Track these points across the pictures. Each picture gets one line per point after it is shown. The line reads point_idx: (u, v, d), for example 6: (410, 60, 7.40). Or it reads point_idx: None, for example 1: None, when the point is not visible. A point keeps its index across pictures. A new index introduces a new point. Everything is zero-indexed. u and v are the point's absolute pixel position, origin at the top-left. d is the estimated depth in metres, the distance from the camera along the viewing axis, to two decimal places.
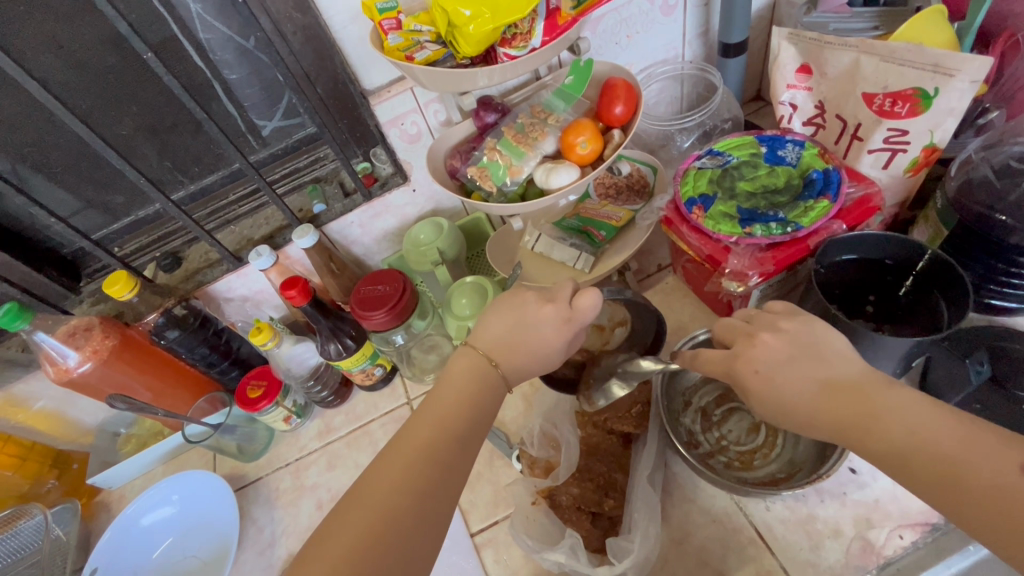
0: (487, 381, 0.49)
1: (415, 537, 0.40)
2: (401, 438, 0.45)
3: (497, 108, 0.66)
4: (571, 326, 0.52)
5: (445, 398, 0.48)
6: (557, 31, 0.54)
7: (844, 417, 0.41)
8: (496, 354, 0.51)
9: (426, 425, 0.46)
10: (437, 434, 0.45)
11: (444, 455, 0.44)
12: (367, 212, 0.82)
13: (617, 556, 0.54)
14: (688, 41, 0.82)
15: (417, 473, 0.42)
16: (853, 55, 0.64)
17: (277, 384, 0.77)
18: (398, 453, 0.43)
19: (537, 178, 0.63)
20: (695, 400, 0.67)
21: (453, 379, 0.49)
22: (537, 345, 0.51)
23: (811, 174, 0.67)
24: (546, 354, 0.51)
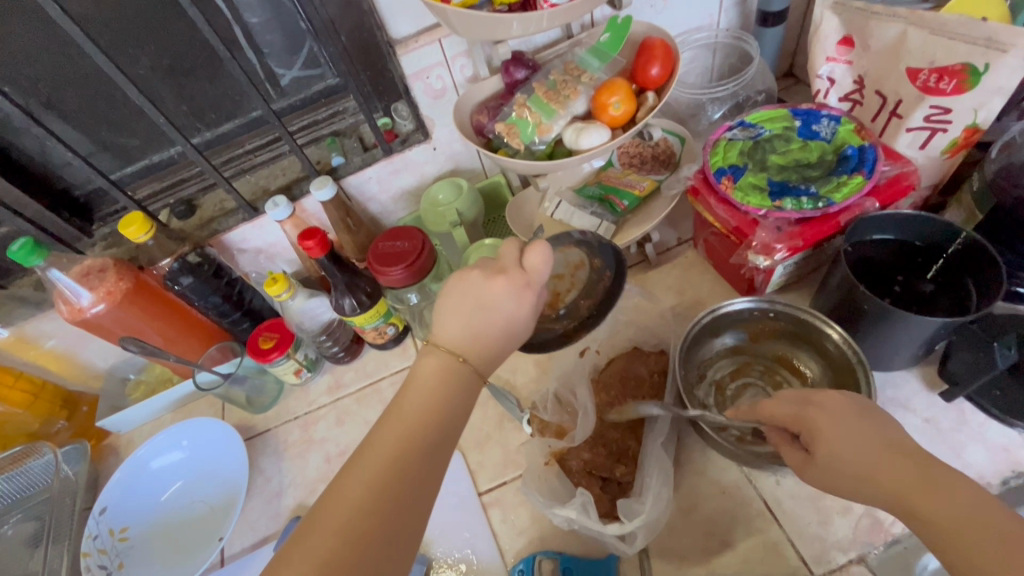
0: (458, 379, 0.47)
1: (384, 557, 0.38)
2: (368, 451, 0.42)
3: (527, 65, 0.64)
4: (532, 289, 0.50)
5: (415, 405, 0.45)
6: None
7: (904, 481, 0.39)
8: (465, 349, 0.48)
9: (397, 433, 0.43)
10: (408, 445, 0.43)
11: (416, 467, 0.42)
12: (386, 168, 0.81)
13: (627, 516, 0.54)
14: (724, 9, 0.79)
15: (388, 487, 0.40)
16: (901, 27, 0.62)
17: (289, 336, 0.76)
18: (366, 464, 0.41)
19: (566, 138, 0.61)
20: (710, 373, 0.67)
21: (421, 380, 0.46)
22: (504, 322, 0.49)
23: (847, 151, 0.65)
24: (523, 330, 0.50)
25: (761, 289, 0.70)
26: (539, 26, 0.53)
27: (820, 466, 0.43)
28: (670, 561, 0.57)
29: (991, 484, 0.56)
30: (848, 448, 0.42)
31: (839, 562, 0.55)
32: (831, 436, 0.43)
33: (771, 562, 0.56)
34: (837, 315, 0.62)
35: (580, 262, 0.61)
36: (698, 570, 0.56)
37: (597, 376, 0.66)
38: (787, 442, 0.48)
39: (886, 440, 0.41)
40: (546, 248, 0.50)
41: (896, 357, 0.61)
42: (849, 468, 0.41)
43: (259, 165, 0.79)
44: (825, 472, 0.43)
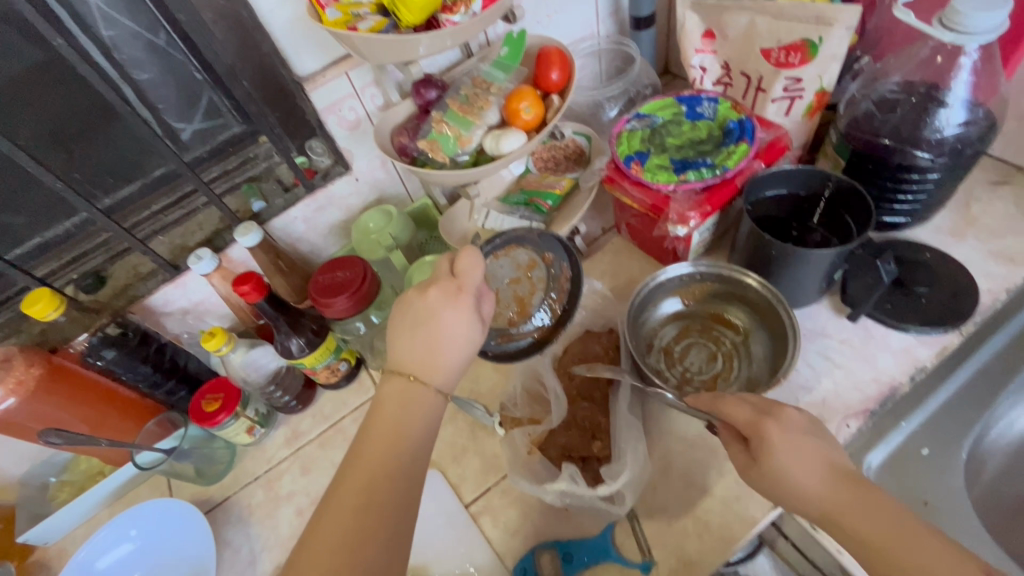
0: (415, 398, 0.49)
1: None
2: (340, 485, 0.44)
3: (437, 84, 0.67)
4: (466, 293, 0.53)
5: (378, 433, 0.47)
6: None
7: (841, 497, 0.43)
8: (416, 368, 0.50)
9: (364, 462, 0.45)
10: (376, 471, 0.44)
11: (388, 492, 0.44)
12: (311, 206, 0.80)
13: (612, 477, 0.59)
14: (601, 19, 0.88)
15: (362, 516, 0.42)
16: (749, 16, 0.73)
17: (235, 394, 0.72)
18: (341, 497, 0.43)
19: (487, 146, 0.65)
20: (658, 341, 0.73)
21: (383, 406, 0.48)
22: (454, 337, 0.51)
23: (729, 125, 0.75)
24: (474, 336, 0.52)
25: (683, 258, 0.77)
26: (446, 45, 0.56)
27: (767, 473, 0.47)
28: (660, 519, 0.61)
29: (902, 381, 0.65)
30: (797, 460, 0.46)
31: None
32: (783, 445, 0.46)
33: (746, 497, 0.60)
34: (754, 266, 0.69)
35: (536, 264, 0.70)
36: (685, 520, 0.60)
37: (558, 363, 0.69)
38: (734, 444, 0.51)
39: (831, 460, 0.46)
40: (475, 254, 0.54)
41: (805, 292, 0.69)
42: (798, 479, 0.45)
43: (171, 223, 0.74)
44: (767, 477, 0.47)
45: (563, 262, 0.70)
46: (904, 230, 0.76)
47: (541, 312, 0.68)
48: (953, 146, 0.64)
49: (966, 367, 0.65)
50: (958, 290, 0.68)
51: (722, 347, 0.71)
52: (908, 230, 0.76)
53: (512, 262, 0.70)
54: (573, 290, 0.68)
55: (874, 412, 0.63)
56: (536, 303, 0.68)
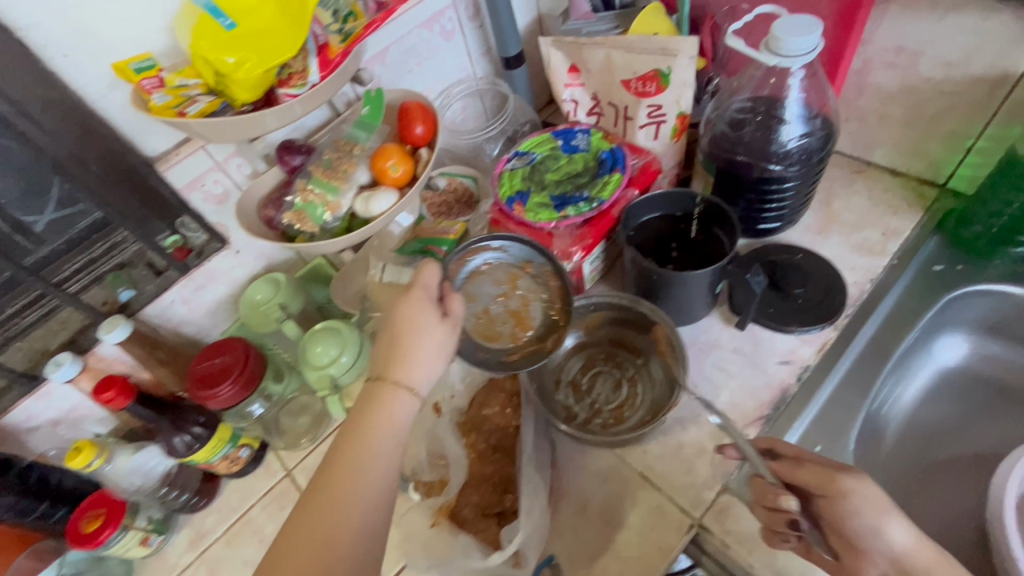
0: (402, 408, 0.49)
1: None
2: (309, 503, 0.43)
3: (301, 150, 0.65)
4: (423, 297, 0.54)
5: (351, 449, 0.46)
6: (331, 68, 0.53)
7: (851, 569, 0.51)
8: (405, 376, 0.50)
9: (331, 475, 0.44)
10: (341, 487, 0.43)
11: (368, 518, 0.43)
12: (189, 286, 0.76)
13: (510, 538, 0.57)
14: (474, 60, 0.90)
15: (322, 553, 0.40)
16: (604, 51, 0.76)
17: (120, 505, 0.65)
18: (308, 518, 0.42)
19: (357, 209, 0.63)
20: (565, 376, 0.73)
21: (363, 419, 0.48)
22: (424, 333, 0.52)
23: (602, 155, 0.77)
24: (433, 340, 0.52)
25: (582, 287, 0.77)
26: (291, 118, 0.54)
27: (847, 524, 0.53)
28: (581, 563, 0.60)
29: (791, 383, 0.68)
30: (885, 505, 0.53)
31: (710, 498, 0.62)
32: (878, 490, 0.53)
33: (660, 524, 0.61)
34: (642, 290, 0.71)
35: (518, 273, 0.64)
36: (605, 559, 0.60)
37: (462, 419, 0.67)
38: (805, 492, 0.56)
39: None
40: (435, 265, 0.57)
41: (694, 305, 0.71)
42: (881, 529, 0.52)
43: (28, 327, 0.65)
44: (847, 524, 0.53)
45: (543, 261, 0.64)
46: (778, 234, 0.80)
47: (540, 321, 0.63)
48: (799, 156, 0.69)
49: (845, 359, 0.70)
50: (829, 287, 0.73)
51: (625, 371, 0.73)
52: (781, 233, 0.80)
53: (495, 274, 0.64)
54: (563, 288, 0.63)
55: (769, 418, 0.66)
56: (534, 314, 0.64)
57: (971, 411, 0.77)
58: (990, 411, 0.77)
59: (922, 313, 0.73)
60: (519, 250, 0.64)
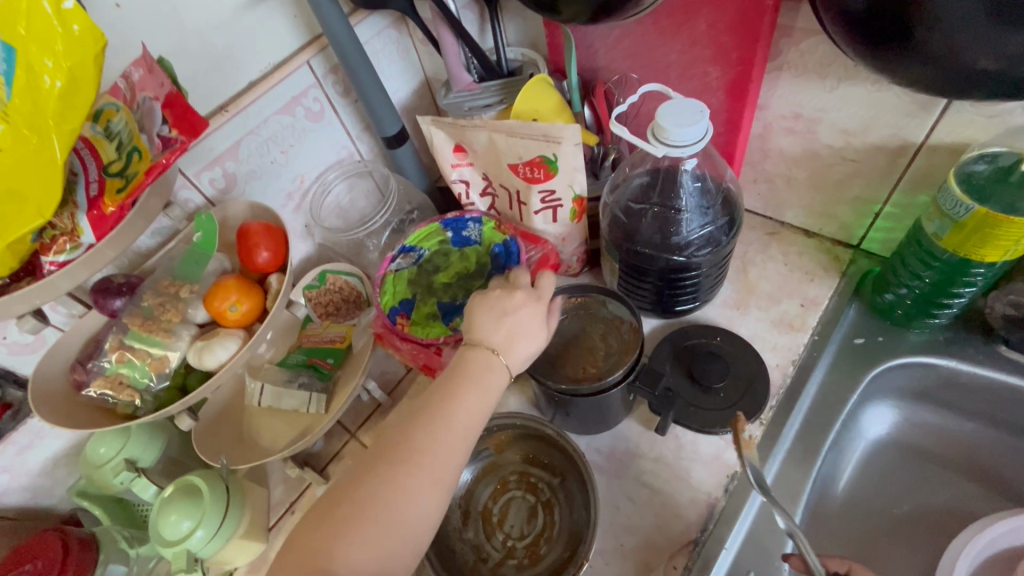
0: (484, 368, 0.49)
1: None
2: (381, 458, 0.44)
3: (119, 291, 0.53)
4: (541, 301, 0.54)
5: (437, 406, 0.47)
6: (107, 225, 0.43)
7: None
8: (498, 341, 0.50)
9: (386, 474, 0.43)
10: (420, 456, 0.44)
11: (405, 480, 0.43)
12: (10, 450, 0.61)
13: None
14: (357, 137, 0.81)
15: (342, 521, 0.42)
16: (486, 133, 0.67)
17: None
18: (357, 492, 0.43)
19: (191, 359, 0.53)
20: (473, 506, 0.64)
21: (455, 374, 0.48)
22: (519, 335, 0.51)
23: (495, 249, 0.69)
24: (518, 340, 0.51)
25: None
26: (66, 289, 0.43)
27: None
28: None
29: (717, 496, 0.61)
30: None
31: None
32: None
33: None
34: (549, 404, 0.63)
35: (608, 330, 0.65)
36: None
37: None
38: None
39: None
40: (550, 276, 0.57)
41: (610, 411, 0.64)
42: None
43: None
44: None
45: (627, 318, 0.64)
46: (695, 312, 0.74)
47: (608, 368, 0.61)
48: (703, 242, 0.63)
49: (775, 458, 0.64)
50: (750, 378, 0.67)
51: (541, 496, 0.63)
52: (697, 311, 0.75)
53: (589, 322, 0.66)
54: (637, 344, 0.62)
55: (697, 542, 0.59)
56: (604, 362, 0.62)
57: (908, 485, 0.72)
58: (927, 482, 0.71)
59: (847, 396, 0.69)
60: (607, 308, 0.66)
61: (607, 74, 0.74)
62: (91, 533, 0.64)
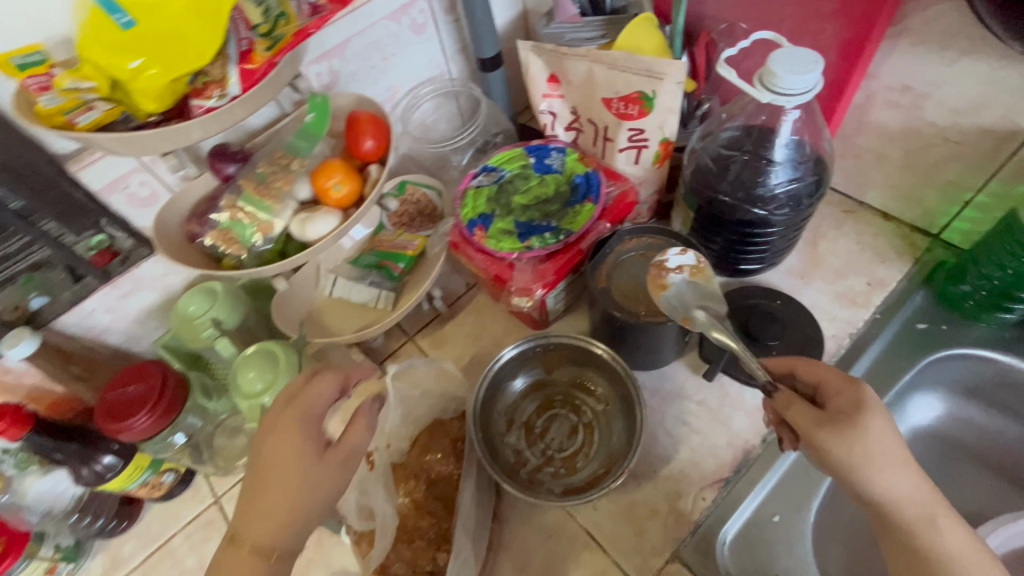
0: (290, 434, 0.47)
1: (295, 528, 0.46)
2: (264, 471, 0.46)
3: (234, 157, 0.58)
4: (320, 375, 0.51)
5: (264, 469, 0.46)
6: (253, 80, 0.46)
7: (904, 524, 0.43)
8: (293, 405, 0.49)
9: (260, 500, 0.46)
10: (269, 497, 0.46)
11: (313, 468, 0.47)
12: (113, 293, 0.69)
13: None
14: (449, 57, 0.82)
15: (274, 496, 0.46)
16: (587, 64, 0.69)
17: (23, 536, 0.61)
18: (272, 488, 0.46)
19: (293, 230, 0.57)
20: (518, 417, 0.67)
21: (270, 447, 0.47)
22: (283, 432, 0.47)
23: (576, 179, 0.70)
24: (288, 418, 0.48)
25: (542, 321, 0.72)
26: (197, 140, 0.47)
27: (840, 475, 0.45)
28: None
29: (755, 443, 0.64)
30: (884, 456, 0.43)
31: (658, 565, 0.58)
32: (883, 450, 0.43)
33: None
34: (608, 332, 0.65)
35: None
36: None
37: (399, 461, 0.62)
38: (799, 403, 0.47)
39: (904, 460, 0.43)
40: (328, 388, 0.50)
41: (665, 349, 0.66)
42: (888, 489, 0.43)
43: None
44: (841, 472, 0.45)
45: None
46: (759, 275, 0.75)
47: None
48: (787, 200, 0.63)
49: None
50: (806, 341, 0.68)
51: (583, 417, 0.67)
52: (761, 274, 0.75)
53: (656, 262, 0.65)
54: None
55: (729, 481, 0.62)
56: None
57: (942, 473, 0.72)
58: (962, 474, 0.72)
59: (900, 376, 0.69)
60: (677, 251, 0.65)
61: (714, 23, 0.73)
62: (183, 377, 0.65)
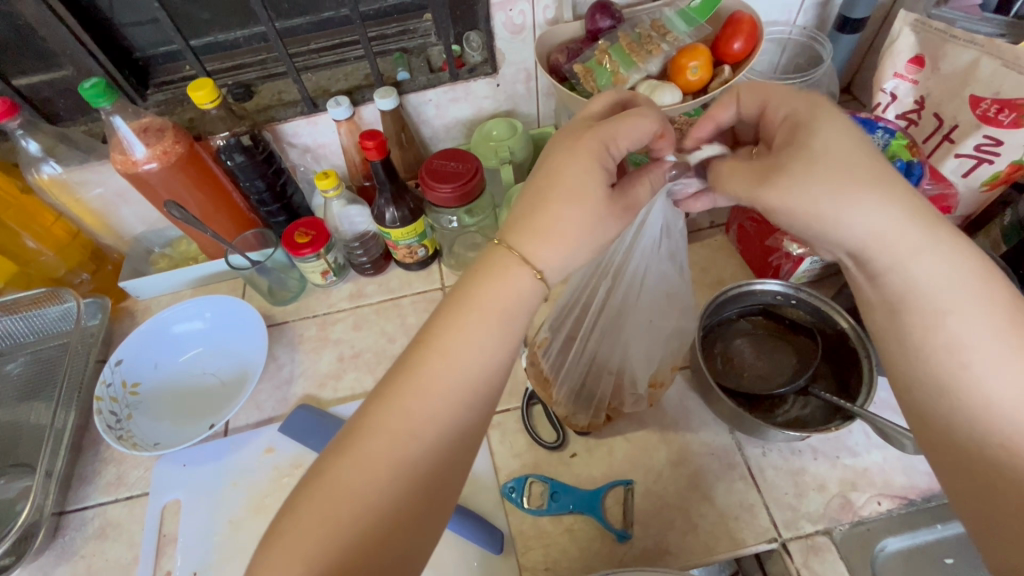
0: (500, 304, 0.43)
1: (434, 479, 0.40)
2: (402, 408, 0.40)
3: (614, 15, 0.65)
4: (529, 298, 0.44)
5: (431, 383, 0.41)
6: None
7: (978, 482, 0.39)
8: (519, 250, 0.44)
9: (396, 403, 0.40)
10: (417, 388, 0.41)
11: (456, 425, 0.41)
12: (448, 94, 0.82)
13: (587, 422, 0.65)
14: (804, 8, 0.81)
15: (417, 481, 0.39)
16: (975, 54, 0.65)
17: (325, 236, 0.78)
18: (419, 389, 0.41)
19: (640, 92, 0.63)
20: (721, 345, 0.69)
21: (454, 350, 0.42)
22: (508, 292, 0.43)
23: (896, 163, 0.67)
24: (462, 330, 0.42)
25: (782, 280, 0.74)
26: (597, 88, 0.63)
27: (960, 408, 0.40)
28: (651, 501, 0.62)
29: None
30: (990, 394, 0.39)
31: (807, 530, 0.60)
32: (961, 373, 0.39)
33: (743, 520, 0.60)
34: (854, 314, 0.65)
35: None
36: (677, 515, 0.61)
37: None
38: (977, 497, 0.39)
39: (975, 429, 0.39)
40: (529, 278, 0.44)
41: None
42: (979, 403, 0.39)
43: (323, 65, 0.82)
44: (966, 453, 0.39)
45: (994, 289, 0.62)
46: None
47: None
48: None
49: None
50: None
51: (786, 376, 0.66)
52: None
53: None
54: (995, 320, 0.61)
55: (913, 503, 0.60)
56: None
57: None
58: None
59: None
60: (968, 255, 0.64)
61: None
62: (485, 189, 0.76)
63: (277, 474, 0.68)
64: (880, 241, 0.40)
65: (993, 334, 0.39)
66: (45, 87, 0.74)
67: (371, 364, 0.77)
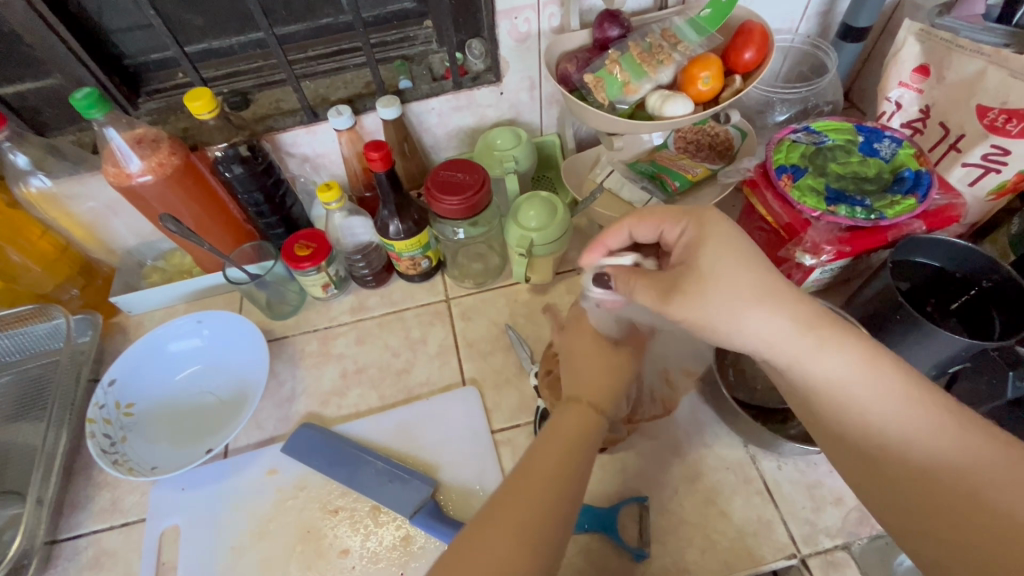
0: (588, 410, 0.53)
1: (549, 523, 0.45)
2: (520, 485, 0.47)
3: (623, 24, 0.65)
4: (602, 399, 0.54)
5: (540, 466, 0.48)
6: None
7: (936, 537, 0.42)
8: (589, 392, 0.54)
9: (518, 482, 0.47)
10: (534, 473, 0.48)
11: (569, 492, 0.47)
12: (451, 102, 0.80)
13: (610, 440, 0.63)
14: (806, 16, 0.81)
15: (540, 524, 0.45)
16: (982, 64, 0.65)
17: (326, 249, 0.76)
18: (533, 476, 0.47)
19: (651, 103, 0.63)
20: (734, 355, 0.68)
21: (561, 428, 0.52)
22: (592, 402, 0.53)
23: (904, 173, 0.68)
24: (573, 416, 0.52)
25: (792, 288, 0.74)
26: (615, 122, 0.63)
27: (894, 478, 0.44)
28: (667, 518, 0.61)
29: None
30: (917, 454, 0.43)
31: (826, 545, 0.59)
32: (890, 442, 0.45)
33: (761, 536, 0.60)
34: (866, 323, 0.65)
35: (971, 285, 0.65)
36: (694, 531, 0.60)
37: None
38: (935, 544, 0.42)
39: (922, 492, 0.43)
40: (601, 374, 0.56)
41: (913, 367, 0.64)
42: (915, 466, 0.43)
43: (322, 73, 0.80)
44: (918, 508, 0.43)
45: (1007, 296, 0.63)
46: None
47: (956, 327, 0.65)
48: None
49: None
50: None
51: None
52: None
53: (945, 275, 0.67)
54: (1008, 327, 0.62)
55: None
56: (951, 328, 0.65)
57: None
58: None
59: None
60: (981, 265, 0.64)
61: None
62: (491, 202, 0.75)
63: (280, 497, 0.66)
64: (769, 348, 0.46)
65: (906, 405, 0.44)
66: (31, 95, 0.71)
67: (376, 380, 0.75)
